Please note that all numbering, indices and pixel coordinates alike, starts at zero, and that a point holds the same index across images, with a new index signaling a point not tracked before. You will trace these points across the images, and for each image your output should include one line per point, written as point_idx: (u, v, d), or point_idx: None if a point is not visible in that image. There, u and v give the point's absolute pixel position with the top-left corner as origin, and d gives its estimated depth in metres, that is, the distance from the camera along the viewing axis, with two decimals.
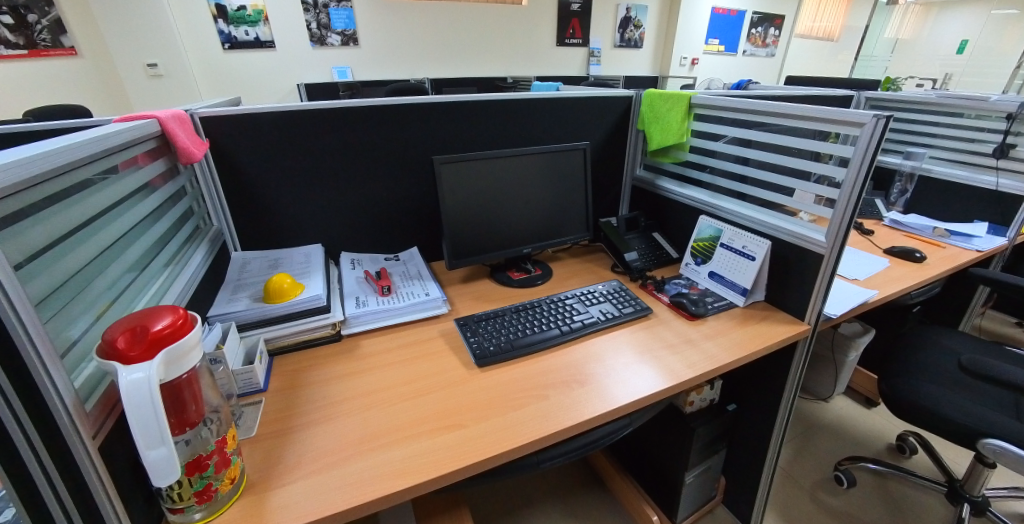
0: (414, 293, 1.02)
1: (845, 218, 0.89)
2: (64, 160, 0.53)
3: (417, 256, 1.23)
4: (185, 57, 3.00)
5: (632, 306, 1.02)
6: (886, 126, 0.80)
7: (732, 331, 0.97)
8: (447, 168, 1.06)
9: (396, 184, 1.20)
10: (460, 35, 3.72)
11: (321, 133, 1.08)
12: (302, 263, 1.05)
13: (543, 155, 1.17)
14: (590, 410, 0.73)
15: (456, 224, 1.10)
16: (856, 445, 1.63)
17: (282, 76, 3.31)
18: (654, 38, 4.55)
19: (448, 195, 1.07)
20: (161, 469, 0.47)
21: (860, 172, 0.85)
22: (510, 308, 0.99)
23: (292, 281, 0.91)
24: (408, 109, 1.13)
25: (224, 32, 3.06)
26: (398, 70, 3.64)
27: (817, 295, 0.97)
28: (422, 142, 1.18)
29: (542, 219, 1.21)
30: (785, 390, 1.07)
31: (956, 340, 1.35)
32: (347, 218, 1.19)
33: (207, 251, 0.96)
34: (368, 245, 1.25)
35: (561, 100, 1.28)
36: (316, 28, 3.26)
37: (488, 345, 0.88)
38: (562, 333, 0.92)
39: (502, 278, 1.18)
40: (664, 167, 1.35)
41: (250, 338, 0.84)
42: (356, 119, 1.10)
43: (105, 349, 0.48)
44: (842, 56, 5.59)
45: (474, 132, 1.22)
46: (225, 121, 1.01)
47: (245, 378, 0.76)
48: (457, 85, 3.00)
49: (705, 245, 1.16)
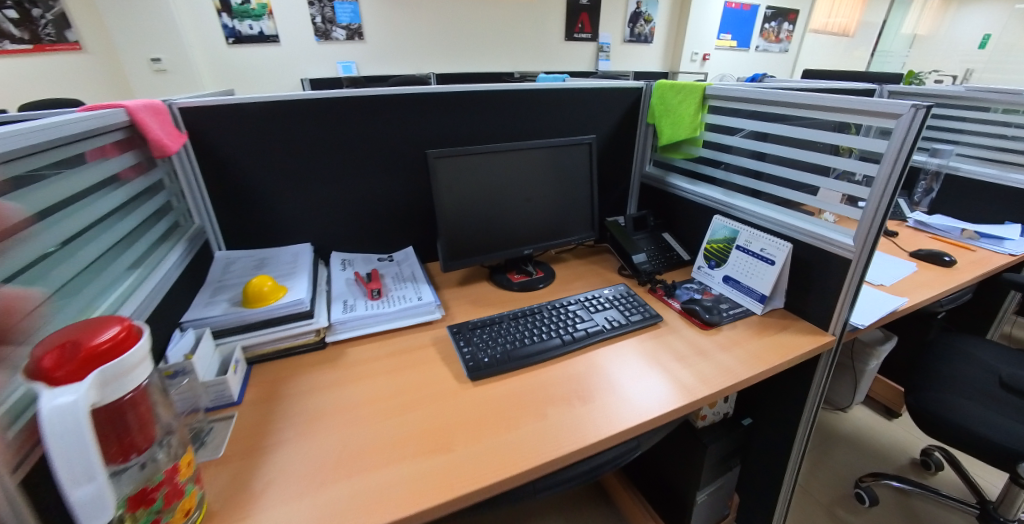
0: (406, 298, 0.95)
1: (876, 219, 0.82)
2: (8, 147, 0.48)
3: (412, 256, 1.16)
4: (191, 52, 2.96)
5: (640, 313, 0.94)
6: (925, 117, 0.73)
7: (748, 341, 0.89)
8: (442, 162, 0.99)
9: (391, 180, 1.14)
10: (466, 30, 3.63)
11: (309, 124, 1.02)
12: (288, 264, 1.00)
13: (545, 149, 1.10)
14: (593, 431, 0.66)
15: (451, 223, 1.03)
16: (877, 460, 1.55)
17: (287, 72, 3.25)
18: (665, 33, 4.45)
19: (443, 192, 1.01)
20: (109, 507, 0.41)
21: (894, 169, 0.78)
22: (509, 313, 0.92)
23: (274, 284, 0.85)
24: (402, 99, 1.06)
25: (228, 26, 3.00)
26: (404, 66, 3.56)
27: (843, 303, 0.90)
28: (418, 136, 1.11)
29: (544, 217, 1.14)
30: (807, 406, 0.99)
31: (987, 351, 1.26)
32: (339, 216, 1.13)
33: (183, 251, 0.90)
34: (362, 244, 1.18)
35: (566, 92, 1.21)
36: (321, 22, 3.19)
37: (482, 356, 0.79)
38: (563, 343, 0.84)
39: (501, 281, 1.10)
40: (675, 164, 1.28)
41: (226, 346, 0.78)
42: (346, 111, 1.03)
43: (30, 368, 0.41)
44: (858, 52, 5.31)
45: (474, 125, 1.15)
46: (207, 113, 0.95)
47: (217, 390, 0.69)
48: (463, 81, 2.92)
49: (719, 247, 1.08)
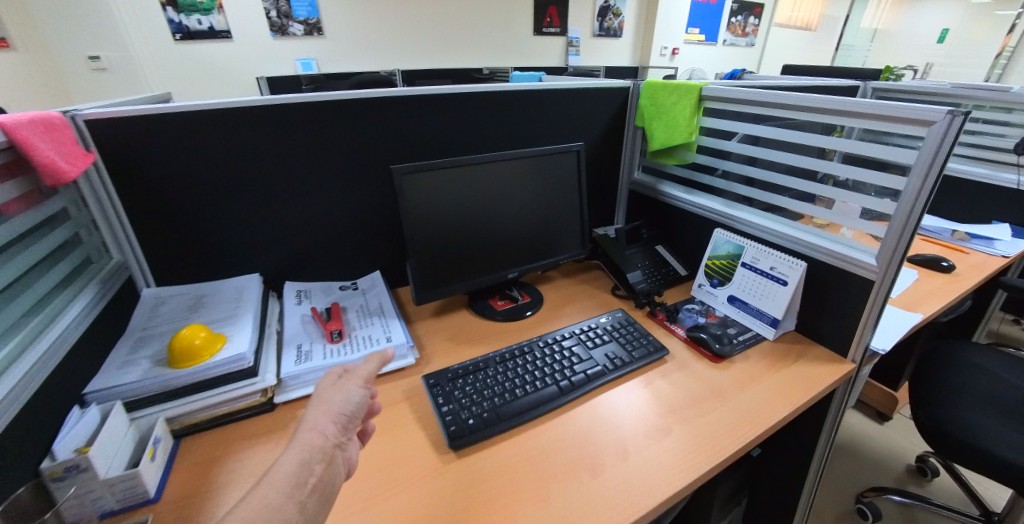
0: (373, 339, 0.81)
1: (904, 238, 0.73)
2: None
3: (380, 283, 1.02)
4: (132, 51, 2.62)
5: (644, 346, 0.83)
6: (963, 124, 0.64)
7: (765, 376, 0.79)
8: (411, 179, 0.85)
9: (353, 198, 0.99)
10: (432, 24, 3.44)
11: (249, 136, 0.86)
12: (231, 302, 0.85)
13: (529, 159, 0.97)
14: (608, 516, 0.54)
15: (424, 248, 0.90)
16: (875, 470, 1.51)
17: (241, 73, 2.90)
18: (634, 27, 4.37)
19: (413, 213, 0.87)
20: (300, 510, 0.45)
21: (926, 182, 0.69)
22: (494, 354, 0.78)
23: (207, 335, 0.70)
24: (359, 103, 0.91)
25: (173, 21, 2.63)
26: (368, 63, 3.33)
27: (864, 328, 0.81)
28: (382, 147, 0.97)
29: (529, 235, 1.02)
30: (822, 438, 0.91)
31: (989, 358, 1.22)
32: (292, 242, 0.98)
33: (94, 298, 0.72)
34: (322, 272, 1.03)
35: (549, 92, 1.09)
36: (276, 17, 2.89)
37: (465, 416, 0.66)
38: (560, 392, 0.72)
39: (483, 310, 0.97)
40: (668, 170, 1.18)
41: (144, 420, 0.63)
42: (295, 119, 0.88)
43: None
44: (821, 46, 5.45)
45: (446, 133, 1.01)
46: (122, 125, 0.78)
47: (127, 487, 0.54)
48: (431, 78, 2.74)
49: (723, 264, 0.98)
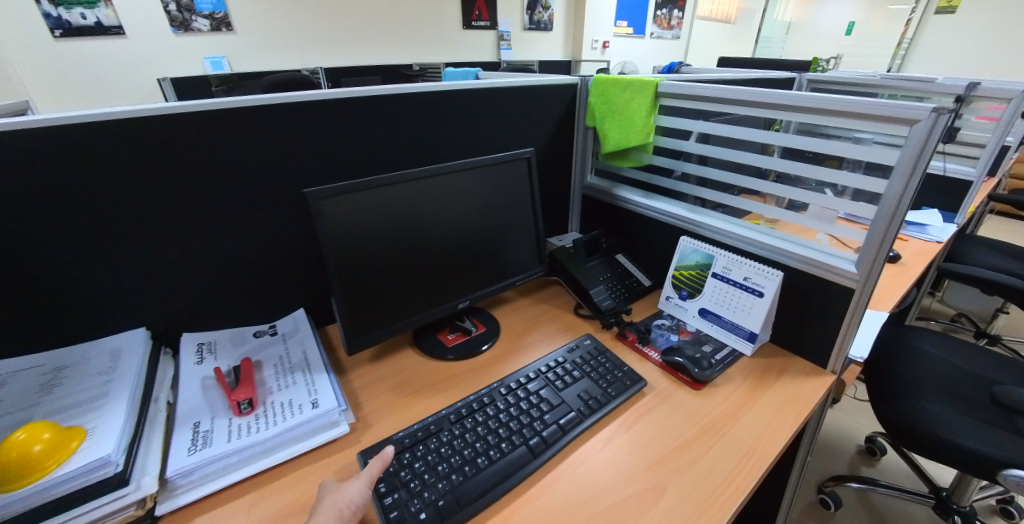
0: (294, 406, 0.65)
1: (886, 244, 0.67)
2: None
3: (304, 326, 0.86)
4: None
5: (618, 380, 0.73)
6: (949, 122, 0.58)
7: (752, 400, 0.72)
8: (329, 205, 0.70)
9: (262, 226, 0.82)
10: (354, 16, 3.18)
11: (113, 158, 0.66)
12: (100, 374, 0.65)
13: (472, 170, 0.84)
14: None
15: (352, 286, 0.74)
16: (831, 455, 1.53)
17: (138, 74, 2.50)
18: (564, 19, 4.32)
19: (335, 246, 0.71)
20: None
21: (909, 185, 0.63)
22: (449, 412, 0.65)
23: (53, 436, 0.51)
24: (258, 112, 0.74)
25: (51, 15, 2.19)
26: (287, 61, 2.98)
27: (844, 339, 0.76)
28: (295, 163, 0.80)
29: (478, 256, 0.89)
30: (801, 449, 0.87)
31: (936, 343, 1.25)
32: (188, 285, 0.78)
33: None
34: (229, 317, 0.85)
35: (492, 92, 0.96)
36: (176, 10, 2.50)
37: (417, 507, 0.53)
38: (531, 454, 0.60)
39: (430, 348, 0.84)
40: (623, 172, 1.09)
41: None
42: (177, 135, 0.69)
43: None
44: (739, 38, 5.71)
45: (372, 143, 0.86)
46: None
47: None
48: (356, 75, 2.53)
49: (692, 275, 0.90)
